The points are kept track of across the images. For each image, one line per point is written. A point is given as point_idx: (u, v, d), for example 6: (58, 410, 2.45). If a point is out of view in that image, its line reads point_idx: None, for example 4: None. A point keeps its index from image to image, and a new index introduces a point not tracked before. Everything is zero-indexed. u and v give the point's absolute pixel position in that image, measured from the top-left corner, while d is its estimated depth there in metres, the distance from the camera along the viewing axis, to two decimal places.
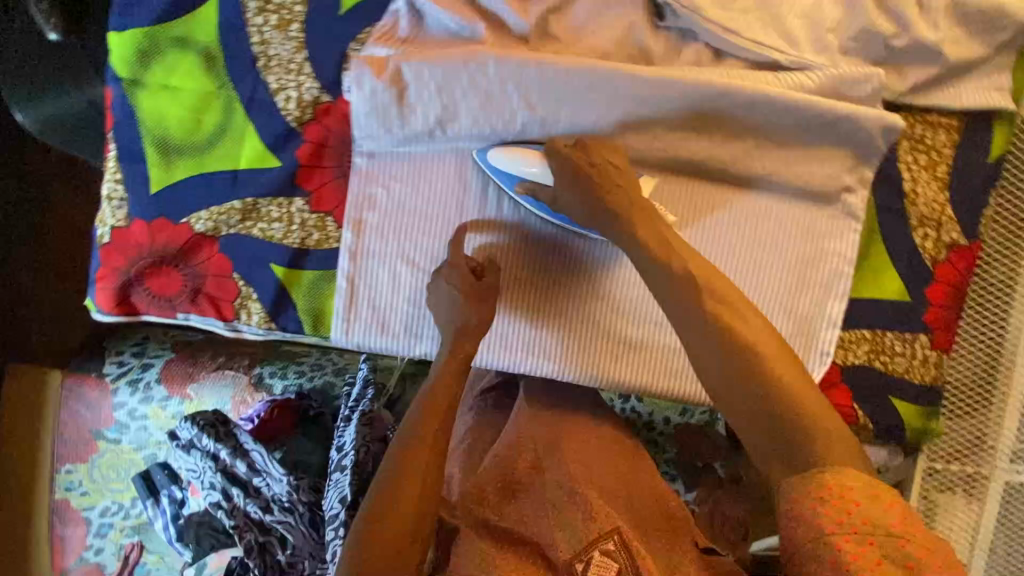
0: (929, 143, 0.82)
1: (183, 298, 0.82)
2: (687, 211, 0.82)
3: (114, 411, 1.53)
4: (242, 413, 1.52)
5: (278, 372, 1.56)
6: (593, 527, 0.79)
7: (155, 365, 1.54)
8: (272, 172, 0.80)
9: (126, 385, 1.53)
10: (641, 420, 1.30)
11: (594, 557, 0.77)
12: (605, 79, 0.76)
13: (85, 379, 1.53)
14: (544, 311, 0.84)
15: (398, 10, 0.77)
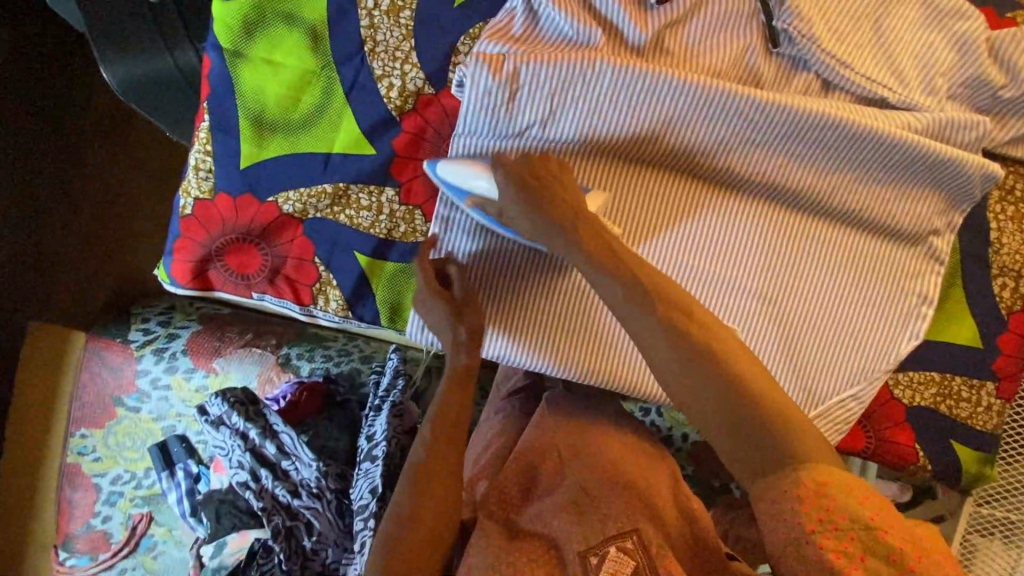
0: (1018, 195, 0.83)
1: (261, 278, 0.80)
2: (634, 220, 0.81)
3: (137, 379, 1.49)
4: (267, 393, 1.50)
5: (305, 355, 1.55)
6: (614, 524, 0.76)
7: (182, 335, 1.50)
8: (366, 159, 0.78)
9: (150, 352, 1.48)
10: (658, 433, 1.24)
11: (610, 553, 0.74)
12: (717, 98, 0.75)
13: (108, 344, 1.48)
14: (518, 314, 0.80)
15: (514, 8, 0.75)
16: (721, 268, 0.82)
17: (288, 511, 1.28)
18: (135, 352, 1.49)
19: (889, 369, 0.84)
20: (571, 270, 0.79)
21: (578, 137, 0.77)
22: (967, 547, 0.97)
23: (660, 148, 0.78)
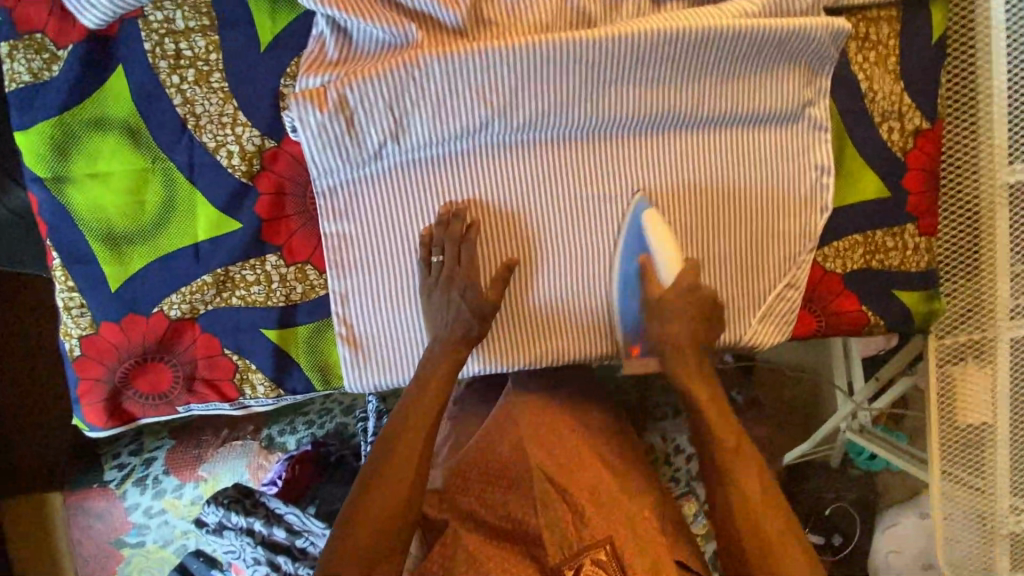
0: (874, 39, 0.82)
1: (178, 389, 0.77)
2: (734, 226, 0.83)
3: (130, 515, 1.45)
4: (261, 479, 1.47)
5: (287, 429, 1.54)
6: (586, 534, 0.77)
7: (158, 458, 1.46)
8: (235, 235, 0.75)
9: (132, 486, 1.45)
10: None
11: (584, 565, 0.75)
12: (553, 51, 0.72)
13: (87, 492, 1.45)
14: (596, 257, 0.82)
15: (321, 34, 0.71)
16: (773, 175, 0.83)
17: None
18: (116, 490, 1.45)
19: (811, 248, 0.85)
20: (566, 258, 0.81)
21: (437, 139, 0.74)
22: (946, 377, 0.99)
23: (518, 120, 0.75)
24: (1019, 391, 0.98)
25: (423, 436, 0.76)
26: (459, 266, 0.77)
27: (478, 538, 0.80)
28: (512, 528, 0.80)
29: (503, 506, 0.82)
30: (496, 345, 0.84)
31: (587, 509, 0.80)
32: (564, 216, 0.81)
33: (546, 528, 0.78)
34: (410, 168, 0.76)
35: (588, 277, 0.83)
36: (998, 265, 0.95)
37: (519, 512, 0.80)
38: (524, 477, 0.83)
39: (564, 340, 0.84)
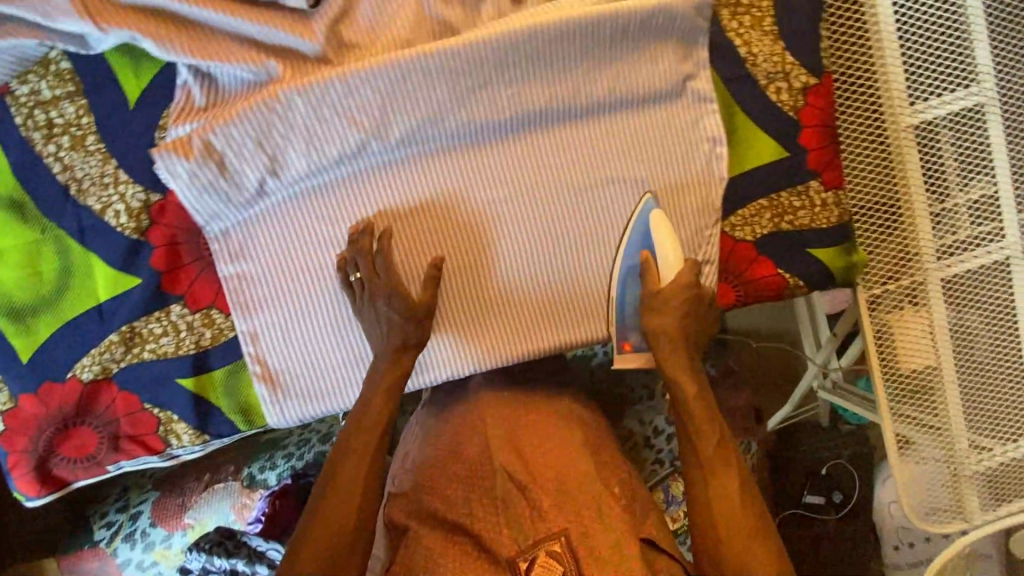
0: (747, 3, 0.82)
1: (105, 449, 0.79)
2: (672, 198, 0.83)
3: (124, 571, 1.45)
4: (247, 517, 1.47)
5: (268, 465, 1.54)
6: (541, 526, 0.78)
7: (145, 510, 1.49)
8: (135, 291, 0.76)
9: (122, 542, 1.45)
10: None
11: (538, 557, 0.75)
12: (414, 65, 0.72)
13: (79, 555, 1.45)
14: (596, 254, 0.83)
15: (185, 82, 0.72)
16: (667, 151, 0.83)
17: None
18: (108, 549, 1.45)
19: (716, 219, 0.84)
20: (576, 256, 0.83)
21: (317, 169, 0.74)
22: (883, 326, 0.99)
23: (394, 138, 0.75)
24: (957, 331, 0.98)
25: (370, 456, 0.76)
26: (377, 276, 0.76)
27: (444, 537, 0.80)
28: (476, 531, 0.79)
29: (467, 510, 0.81)
30: (450, 349, 0.83)
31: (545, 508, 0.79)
32: (467, 223, 0.81)
33: (507, 527, 0.78)
34: (298, 200, 0.76)
35: (498, 279, 0.82)
36: (915, 209, 0.94)
37: (478, 519, 0.80)
38: (488, 479, 0.83)
39: (553, 333, 0.84)
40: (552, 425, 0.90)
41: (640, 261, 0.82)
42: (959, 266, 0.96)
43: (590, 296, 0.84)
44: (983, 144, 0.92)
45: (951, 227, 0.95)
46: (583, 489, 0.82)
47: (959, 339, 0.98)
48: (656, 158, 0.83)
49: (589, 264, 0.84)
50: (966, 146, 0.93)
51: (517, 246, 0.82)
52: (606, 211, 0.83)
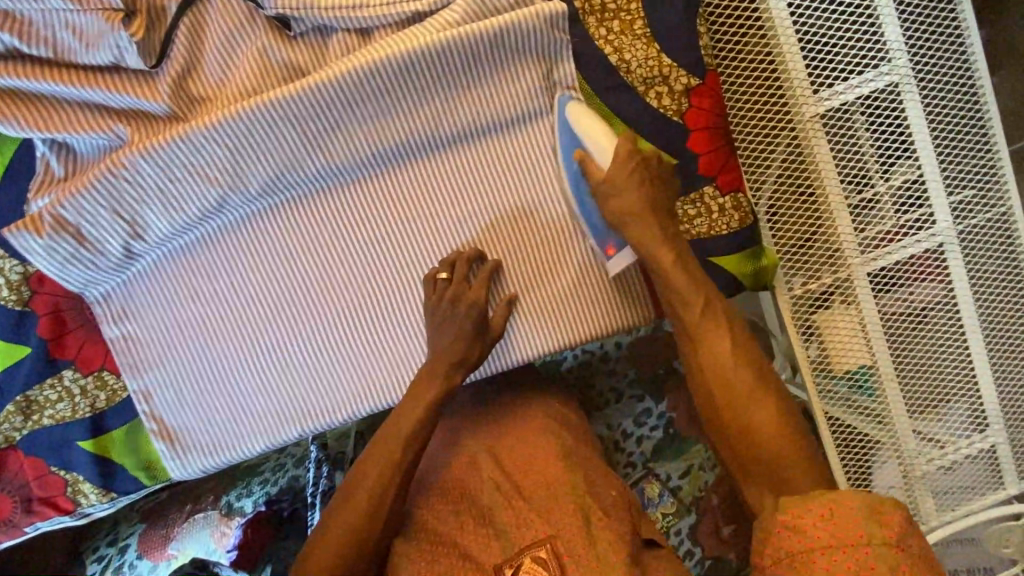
0: (613, 7, 0.78)
1: (19, 512, 0.81)
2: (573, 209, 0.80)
3: None
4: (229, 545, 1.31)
5: (245, 492, 1.37)
6: (525, 533, 0.76)
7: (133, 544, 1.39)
8: (26, 361, 0.78)
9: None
10: (596, 356, 1.17)
11: (524, 563, 0.73)
12: (256, 114, 0.71)
13: None
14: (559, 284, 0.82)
15: (44, 154, 0.73)
16: (546, 169, 0.79)
17: None
18: None
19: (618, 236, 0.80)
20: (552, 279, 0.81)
21: (179, 227, 0.75)
22: (809, 326, 0.94)
23: (252, 190, 0.75)
24: (892, 325, 0.92)
25: (380, 482, 0.76)
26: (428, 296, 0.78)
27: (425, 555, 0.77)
28: (464, 544, 0.77)
29: (455, 526, 0.79)
30: (517, 337, 0.82)
31: (517, 526, 0.77)
32: (348, 264, 0.80)
33: (495, 539, 0.77)
34: (168, 259, 0.77)
35: (381, 319, 0.81)
36: (832, 202, 0.87)
37: (466, 533, 0.78)
38: (474, 491, 0.82)
39: (539, 337, 0.82)
40: (493, 445, 0.87)
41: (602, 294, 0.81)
42: (887, 258, 0.89)
43: (562, 303, 0.82)
44: (900, 126, 0.85)
45: (875, 220, 0.88)
46: (559, 500, 0.78)
47: (893, 334, 0.92)
48: (537, 178, 0.80)
49: (562, 280, 0.81)
50: (883, 130, 0.85)
51: (399, 281, 0.81)
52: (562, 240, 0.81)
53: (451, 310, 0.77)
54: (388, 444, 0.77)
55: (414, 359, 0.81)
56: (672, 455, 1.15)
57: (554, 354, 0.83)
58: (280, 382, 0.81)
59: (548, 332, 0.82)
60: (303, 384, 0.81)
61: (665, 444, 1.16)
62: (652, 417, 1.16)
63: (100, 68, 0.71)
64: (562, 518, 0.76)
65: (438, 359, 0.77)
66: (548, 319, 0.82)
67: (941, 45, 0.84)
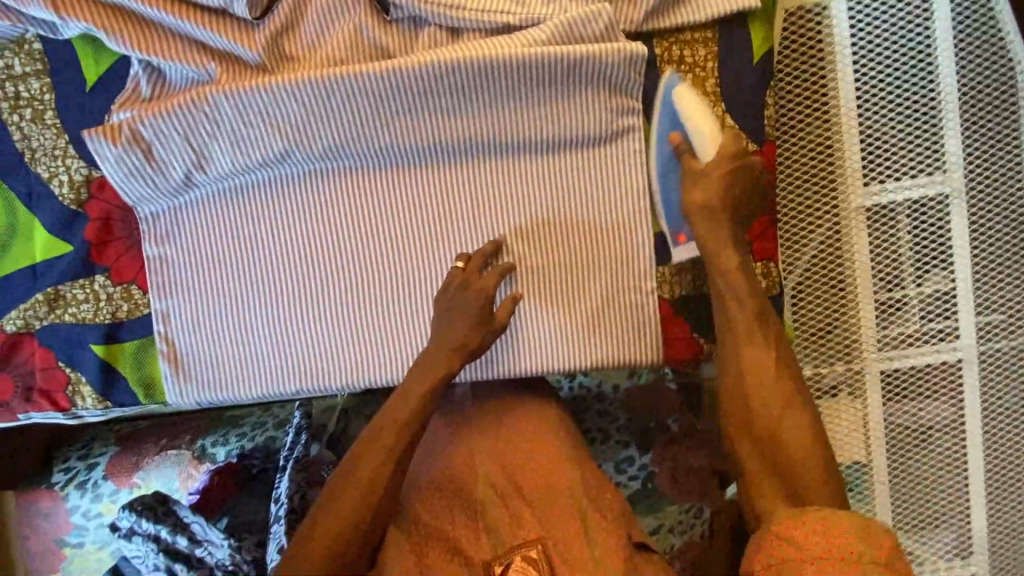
0: (690, 61, 0.81)
1: (17, 398, 0.84)
2: (605, 240, 0.83)
3: (71, 517, 1.41)
4: (190, 488, 1.39)
5: (220, 440, 1.43)
6: (519, 533, 0.80)
7: (101, 463, 1.42)
8: (66, 257, 0.82)
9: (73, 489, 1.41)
10: (591, 394, 1.18)
11: (515, 562, 0.77)
12: (337, 80, 0.76)
13: (37, 493, 1.42)
14: (573, 309, 0.83)
15: (136, 73, 0.78)
16: (596, 192, 0.82)
17: None
18: (61, 493, 1.41)
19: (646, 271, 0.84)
20: (565, 303, 0.83)
21: (239, 168, 0.79)
22: (814, 414, 0.92)
23: (315, 149, 0.79)
24: (894, 431, 0.91)
25: (381, 464, 0.75)
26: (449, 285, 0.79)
27: (416, 547, 0.78)
28: (458, 540, 0.79)
29: (450, 520, 0.81)
30: (519, 350, 0.84)
31: (504, 526, 0.81)
32: (384, 237, 0.83)
33: (484, 532, 0.80)
34: (219, 195, 0.81)
35: (402, 298, 0.83)
36: (860, 293, 0.88)
37: (458, 525, 0.81)
38: (470, 487, 0.83)
39: (543, 354, 0.84)
40: (487, 442, 0.87)
41: (612, 327, 0.84)
42: (902, 361, 0.89)
43: (571, 325, 0.83)
44: (942, 236, 0.86)
45: (899, 320, 0.89)
46: (555, 511, 0.81)
47: (894, 438, 0.91)
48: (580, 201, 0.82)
49: (576, 304, 0.83)
50: (924, 236, 0.87)
51: (428, 268, 0.83)
52: (586, 266, 0.83)
53: (461, 297, 0.79)
54: (384, 429, 0.77)
55: (421, 344, 0.83)
56: (646, 506, 1.16)
57: (556, 372, 0.85)
58: (292, 336, 0.83)
59: (552, 350, 0.84)
60: (313, 342, 0.83)
61: (641, 494, 1.16)
62: (635, 465, 1.16)
63: (209, 9, 0.77)
64: (555, 522, 0.80)
65: (446, 347, 0.78)
66: (553, 338, 0.84)
67: (998, 168, 0.85)
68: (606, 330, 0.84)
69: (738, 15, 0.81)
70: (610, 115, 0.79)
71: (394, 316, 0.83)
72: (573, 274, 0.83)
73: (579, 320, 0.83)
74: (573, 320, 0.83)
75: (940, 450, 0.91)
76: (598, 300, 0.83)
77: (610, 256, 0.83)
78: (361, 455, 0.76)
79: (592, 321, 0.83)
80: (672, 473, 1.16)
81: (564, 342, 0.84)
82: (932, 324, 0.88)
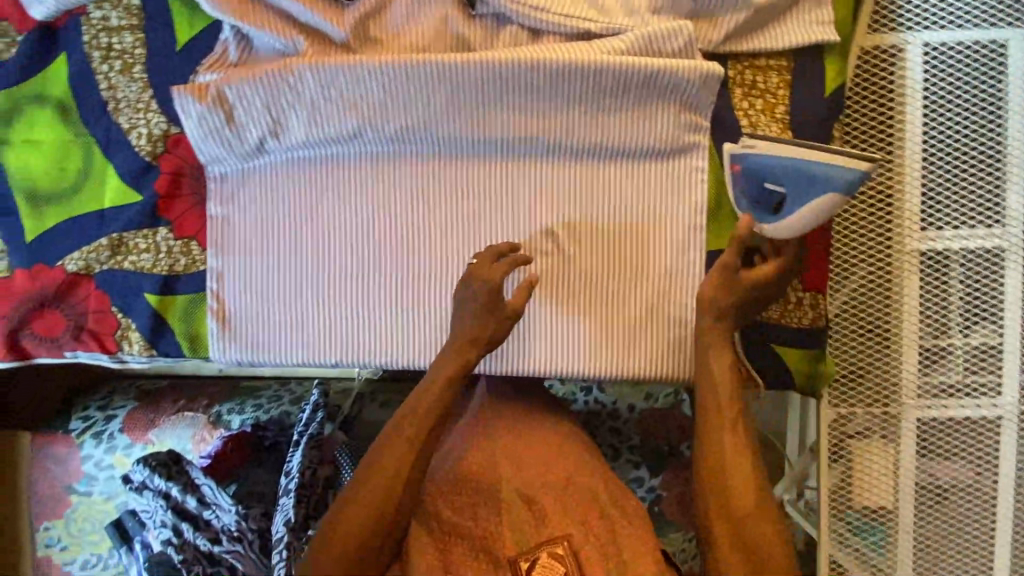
0: (762, 87, 0.82)
1: (66, 335, 0.86)
2: (655, 250, 0.83)
3: (82, 464, 1.44)
4: (202, 451, 1.41)
5: (236, 408, 1.45)
6: (544, 530, 0.79)
7: (119, 415, 1.45)
8: (134, 206, 0.84)
9: (88, 438, 1.43)
10: (605, 410, 1.20)
11: (540, 558, 0.77)
12: (418, 66, 0.77)
13: (52, 438, 1.45)
14: (603, 316, 0.84)
15: (226, 38, 0.81)
16: (653, 203, 0.83)
17: (210, 559, 1.22)
18: (77, 440, 1.45)
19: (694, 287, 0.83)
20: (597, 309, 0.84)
21: (312, 140, 0.81)
22: (844, 454, 0.92)
23: (387, 130, 0.81)
24: (923, 481, 0.90)
25: (409, 454, 0.76)
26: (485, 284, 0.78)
27: (438, 542, 0.80)
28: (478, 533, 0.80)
29: (473, 515, 0.82)
30: (543, 351, 0.85)
31: (529, 527, 0.80)
32: (442, 222, 0.84)
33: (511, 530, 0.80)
34: (289, 163, 0.83)
35: (452, 284, 0.84)
36: (904, 337, 0.88)
37: (480, 521, 0.81)
38: (491, 483, 0.83)
39: (567, 357, 0.85)
40: (511, 443, 0.87)
41: (646, 339, 0.84)
42: (941, 410, 0.89)
43: (601, 331, 0.84)
44: (996, 290, 0.86)
45: (941, 370, 0.88)
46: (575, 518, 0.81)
47: (923, 487, 0.90)
48: (639, 209, 0.83)
49: (608, 312, 0.84)
50: (976, 287, 0.86)
51: (479, 260, 0.84)
52: (624, 276, 0.84)
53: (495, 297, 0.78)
54: (412, 418, 0.77)
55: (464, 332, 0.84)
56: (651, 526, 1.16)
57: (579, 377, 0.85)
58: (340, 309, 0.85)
59: (577, 354, 0.85)
60: (359, 317, 0.85)
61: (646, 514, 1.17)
62: (644, 485, 1.17)
63: None
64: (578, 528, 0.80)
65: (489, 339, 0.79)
66: (580, 343, 0.85)
67: None
68: (636, 341, 0.84)
69: (815, 47, 0.82)
70: (678, 129, 0.80)
71: (441, 303, 0.84)
72: (612, 280, 0.84)
73: (609, 328, 0.84)
74: (604, 326, 0.84)
75: (969, 506, 0.90)
76: (632, 310, 0.84)
77: (650, 268, 0.83)
78: (385, 446, 0.76)
79: (623, 330, 0.84)
80: (681, 497, 1.16)
81: (590, 347, 0.84)
82: (977, 377, 0.87)
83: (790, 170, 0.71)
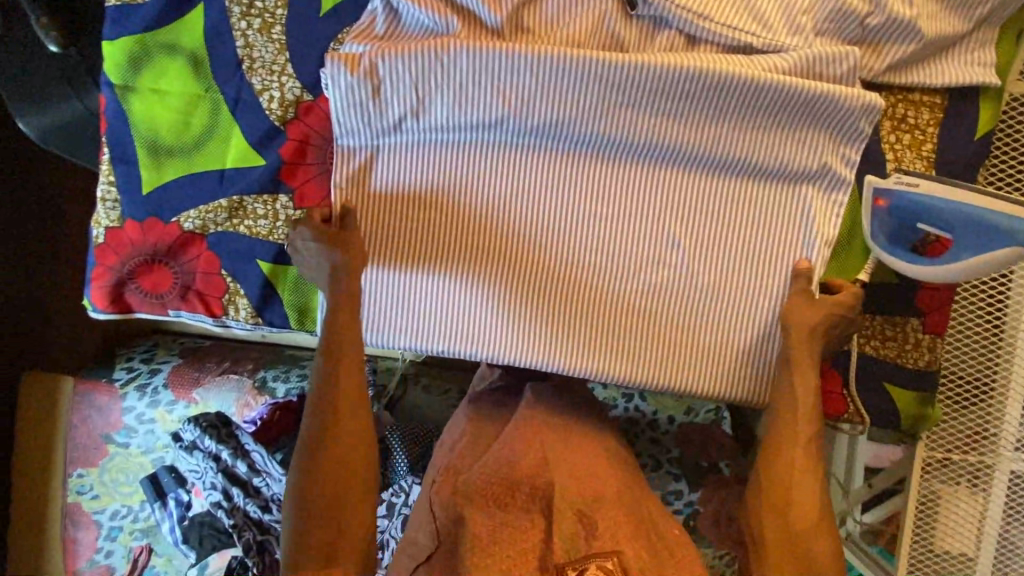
0: (912, 122, 0.81)
1: (173, 295, 0.85)
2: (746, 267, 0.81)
3: (123, 416, 1.39)
4: (245, 416, 1.36)
5: (281, 376, 1.40)
6: (594, 544, 0.70)
7: (164, 370, 1.40)
8: (257, 170, 0.82)
9: (133, 390, 1.39)
10: (645, 419, 1.23)
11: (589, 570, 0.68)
12: (576, 61, 0.75)
13: (95, 385, 1.39)
14: (562, 309, 0.84)
15: (375, 9, 0.79)
16: (778, 227, 0.81)
17: (260, 526, 1.22)
18: (120, 391, 1.39)
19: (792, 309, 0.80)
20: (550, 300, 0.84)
21: (452, 124, 0.79)
22: (928, 497, 0.93)
23: (532, 123, 0.79)
24: (1010, 530, 0.90)
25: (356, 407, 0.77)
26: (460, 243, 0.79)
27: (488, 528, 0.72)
28: None
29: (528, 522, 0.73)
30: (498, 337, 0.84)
31: (577, 537, 0.71)
32: (570, 221, 0.83)
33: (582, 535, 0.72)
34: (424, 143, 0.81)
35: (573, 285, 0.83)
36: (1011, 388, 0.86)
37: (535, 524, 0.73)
38: None
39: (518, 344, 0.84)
40: (571, 451, 0.80)
41: (642, 343, 0.83)
42: None
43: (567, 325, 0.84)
44: None
45: None
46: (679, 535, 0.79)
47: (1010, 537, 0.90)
48: (765, 231, 0.81)
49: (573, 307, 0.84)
50: None
51: (602, 263, 0.83)
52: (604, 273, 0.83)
53: None
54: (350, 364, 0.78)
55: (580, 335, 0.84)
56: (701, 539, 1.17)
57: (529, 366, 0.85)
58: (454, 298, 0.84)
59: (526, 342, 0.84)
60: (475, 307, 0.84)
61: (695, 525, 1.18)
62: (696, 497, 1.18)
63: None
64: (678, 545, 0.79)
65: None
66: (531, 333, 0.84)
67: None
68: (599, 339, 0.84)
69: (970, 89, 0.80)
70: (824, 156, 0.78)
71: (551, 303, 0.84)
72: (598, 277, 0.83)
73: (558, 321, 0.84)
74: (554, 320, 0.84)
75: None
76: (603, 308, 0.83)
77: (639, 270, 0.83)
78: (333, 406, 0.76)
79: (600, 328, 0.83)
80: None
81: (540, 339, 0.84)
82: None
83: (955, 215, 0.73)
